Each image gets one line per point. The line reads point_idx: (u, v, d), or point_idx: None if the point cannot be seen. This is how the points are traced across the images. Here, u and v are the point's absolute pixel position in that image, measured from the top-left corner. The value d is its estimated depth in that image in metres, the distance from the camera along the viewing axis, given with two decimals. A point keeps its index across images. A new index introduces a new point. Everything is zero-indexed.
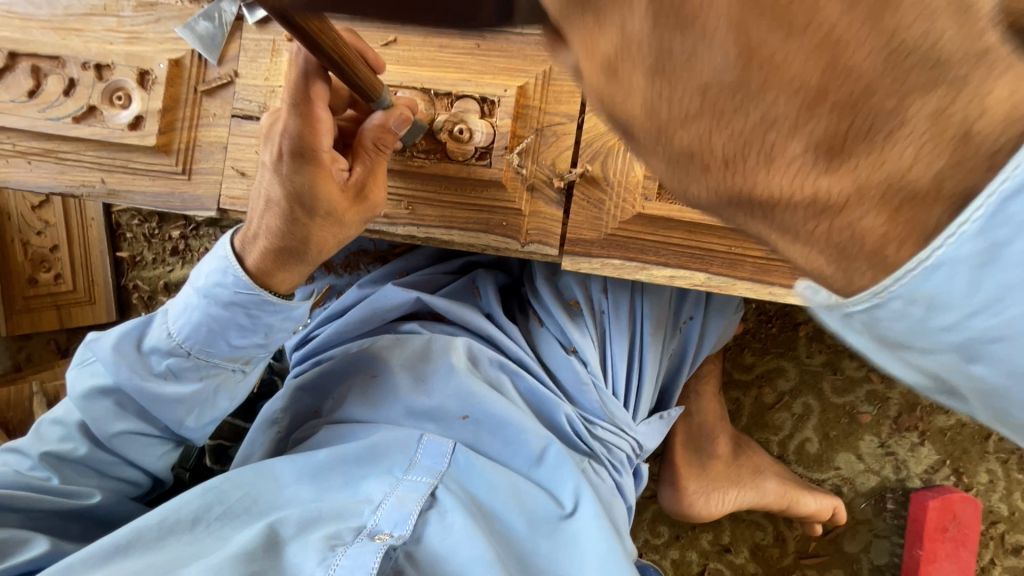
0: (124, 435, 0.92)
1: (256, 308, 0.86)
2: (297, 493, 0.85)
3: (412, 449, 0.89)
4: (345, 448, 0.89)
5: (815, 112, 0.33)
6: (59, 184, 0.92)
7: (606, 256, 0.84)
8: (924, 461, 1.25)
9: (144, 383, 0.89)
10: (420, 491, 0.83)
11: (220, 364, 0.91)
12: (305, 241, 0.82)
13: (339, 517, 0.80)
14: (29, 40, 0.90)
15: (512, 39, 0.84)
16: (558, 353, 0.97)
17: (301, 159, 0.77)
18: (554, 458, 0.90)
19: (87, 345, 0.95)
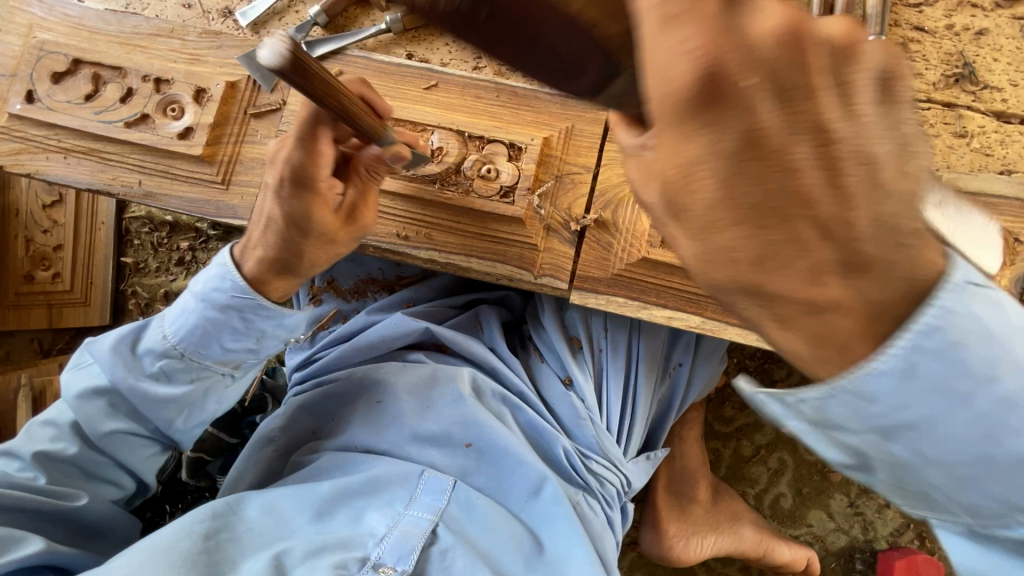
0: (117, 435, 0.97)
1: (250, 313, 0.93)
2: (302, 525, 0.89)
3: (413, 484, 0.93)
4: (346, 481, 0.93)
5: (839, 267, 0.49)
6: (98, 181, 0.96)
7: (611, 295, 0.91)
8: (890, 523, 1.31)
9: (136, 383, 0.94)
10: (422, 527, 0.87)
11: (212, 368, 0.97)
12: (296, 257, 0.88)
13: (344, 547, 0.85)
14: (95, 51, 0.98)
15: (541, 98, 0.95)
16: (558, 387, 1.03)
17: (299, 183, 0.84)
18: (549, 501, 0.94)
19: (84, 344, 0.98)
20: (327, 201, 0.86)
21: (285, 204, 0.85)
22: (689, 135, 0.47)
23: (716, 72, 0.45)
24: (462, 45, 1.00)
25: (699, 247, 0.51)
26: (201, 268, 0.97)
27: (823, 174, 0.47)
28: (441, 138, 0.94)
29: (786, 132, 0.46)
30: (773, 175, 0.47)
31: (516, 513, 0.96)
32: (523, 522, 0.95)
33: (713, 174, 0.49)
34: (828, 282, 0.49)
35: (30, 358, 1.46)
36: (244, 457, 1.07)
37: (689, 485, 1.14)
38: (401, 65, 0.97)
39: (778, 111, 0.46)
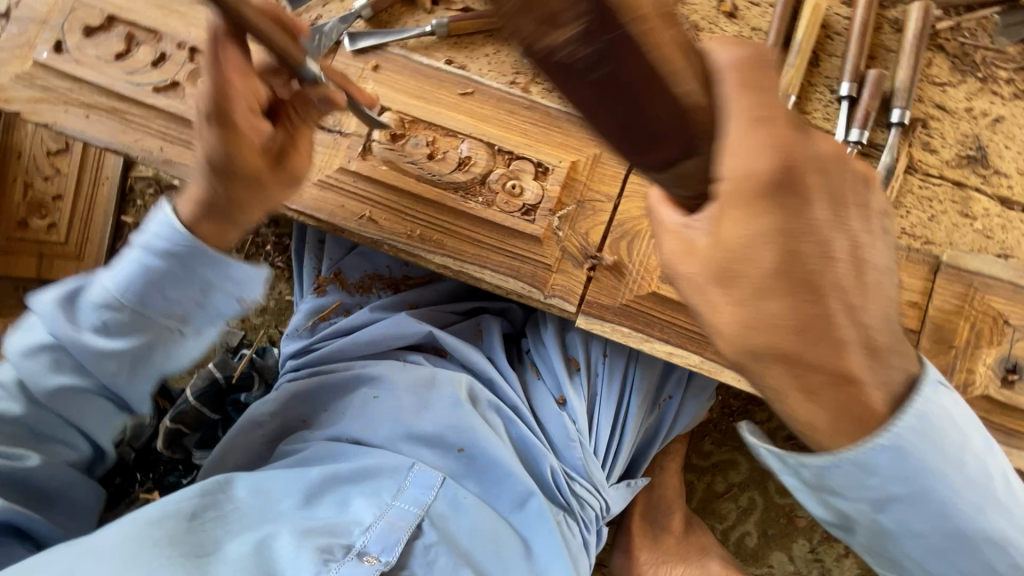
0: (60, 391, 0.92)
1: (192, 259, 0.87)
2: (289, 506, 0.90)
3: (402, 476, 0.95)
4: (336, 468, 0.94)
5: (815, 349, 0.62)
6: (117, 141, 0.94)
7: (616, 323, 0.93)
8: (847, 572, 1.35)
9: (76, 335, 0.89)
10: (408, 521, 0.89)
11: (159, 323, 0.91)
12: (235, 207, 0.85)
13: (330, 533, 0.86)
14: (132, 10, 0.96)
15: (573, 122, 0.97)
16: (551, 405, 1.04)
17: (211, 118, 0.78)
18: (534, 509, 0.97)
19: (32, 301, 0.95)
20: (250, 139, 0.81)
21: (201, 143, 0.81)
22: (755, 219, 0.59)
23: (773, 179, 0.58)
24: (503, 58, 1.00)
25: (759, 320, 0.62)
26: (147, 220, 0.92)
27: (804, 268, 0.61)
28: (471, 148, 0.95)
29: (776, 232, 0.60)
30: (753, 265, 0.60)
31: (502, 516, 0.99)
32: (508, 526, 0.97)
33: (719, 251, 0.61)
34: (789, 340, 0.61)
35: (11, 305, 1.42)
36: (229, 437, 1.07)
37: (664, 515, 1.16)
38: (440, 70, 0.98)
39: (768, 220, 0.59)
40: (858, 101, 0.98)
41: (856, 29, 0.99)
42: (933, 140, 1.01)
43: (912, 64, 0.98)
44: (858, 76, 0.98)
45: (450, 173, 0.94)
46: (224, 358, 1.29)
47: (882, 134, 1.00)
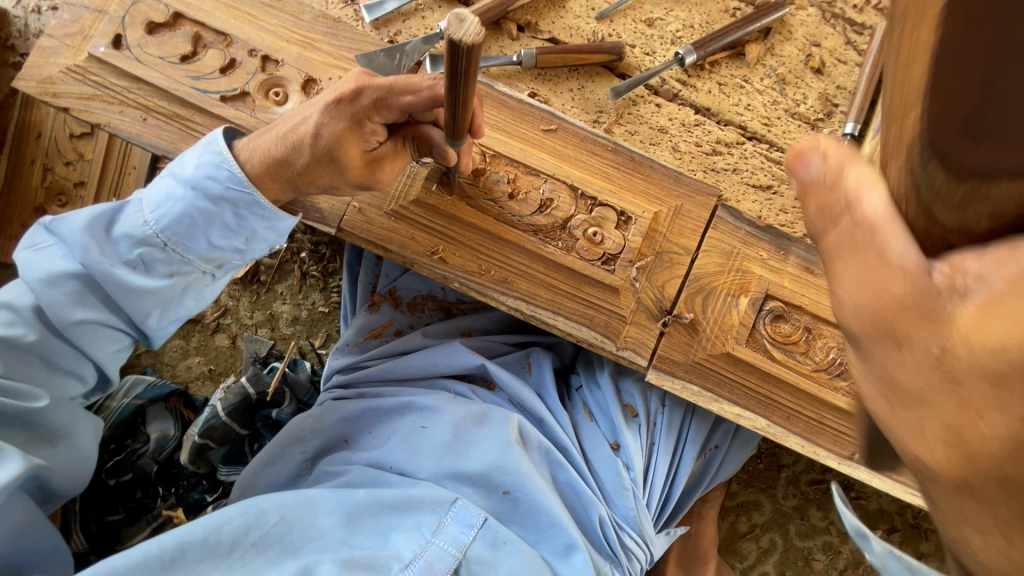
0: (85, 326, 0.85)
1: (245, 209, 0.84)
2: (330, 532, 0.85)
3: (444, 510, 0.90)
4: (381, 493, 0.89)
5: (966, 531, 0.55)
6: (177, 150, 0.88)
7: (687, 380, 0.92)
8: None
9: (109, 269, 0.83)
10: (447, 563, 0.85)
11: (194, 263, 0.86)
12: (298, 174, 0.82)
13: (369, 569, 0.81)
14: (201, 9, 0.89)
15: (656, 169, 0.94)
16: (604, 450, 1.02)
17: (345, 115, 0.80)
18: (579, 558, 0.91)
19: (45, 226, 0.85)
20: (362, 141, 0.82)
21: (316, 124, 0.80)
22: None
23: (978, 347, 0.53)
24: (587, 95, 0.98)
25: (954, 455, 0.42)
26: (181, 150, 0.85)
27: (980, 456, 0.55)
28: (552, 189, 0.92)
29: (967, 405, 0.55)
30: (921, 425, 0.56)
31: (545, 561, 0.93)
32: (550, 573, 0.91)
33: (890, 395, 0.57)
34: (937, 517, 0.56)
35: None
36: (269, 453, 1.01)
37: (700, 561, 1.17)
38: (524, 102, 0.94)
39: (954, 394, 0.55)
40: None
41: None
42: None
43: None
44: None
45: (531, 215, 0.91)
46: (257, 372, 1.22)
47: None
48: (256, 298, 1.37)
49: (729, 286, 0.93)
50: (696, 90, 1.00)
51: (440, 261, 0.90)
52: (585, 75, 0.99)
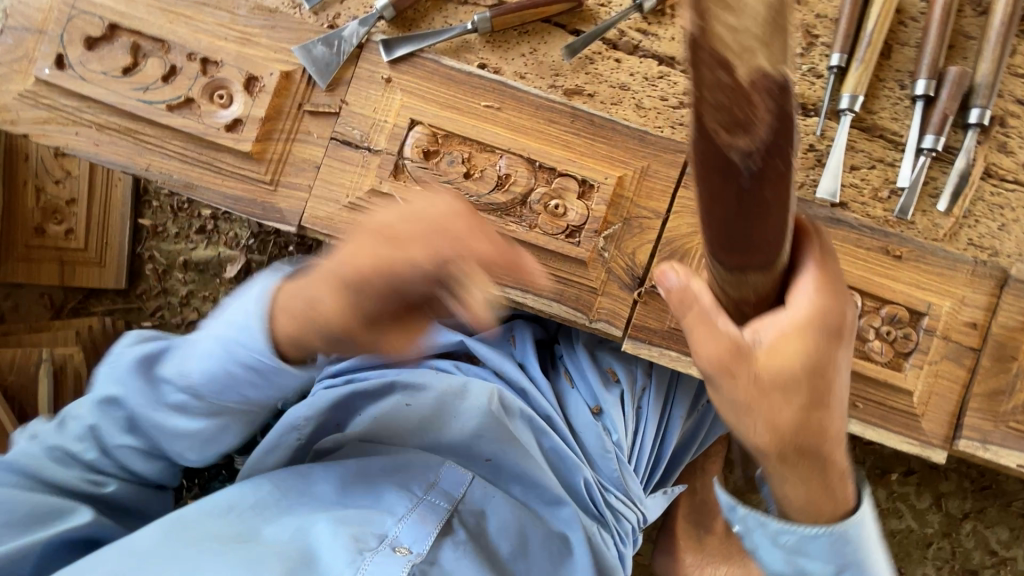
0: (132, 449, 0.86)
1: (271, 372, 0.80)
2: (326, 493, 0.91)
3: (433, 471, 0.95)
4: (370, 463, 0.95)
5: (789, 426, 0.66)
6: (135, 165, 0.89)
7: (664, 347, 0.90)
8: None
9: (154, 414, 0.83)
10: (438, 514, 0.89)
11: (239, 409, 0.84)
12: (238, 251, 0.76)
13: (362, 523, 0.85)
14: (135, 16, 0.88)
15: (618, 130, 0.89)
16: (585, 414, 1.03)
17: None
18: (567, 513, 0.97)
19: (114, 352, 0.87)
20: None
21: None
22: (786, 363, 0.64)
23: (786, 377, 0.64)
24: (540, 58, 0.93)
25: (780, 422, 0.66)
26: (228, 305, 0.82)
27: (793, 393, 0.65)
28: (509, 164, 0.88)
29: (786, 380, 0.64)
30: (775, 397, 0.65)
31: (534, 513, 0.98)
32: (544, 526, 0.96)
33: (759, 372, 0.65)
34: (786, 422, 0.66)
35: (38, 312, 1.38)
36: (270, 442, 1.04)
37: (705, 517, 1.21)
38: (473, 74, 0.90)
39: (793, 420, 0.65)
40: (936, 100, 0.89)
41: (936, 16, 0.89)
42: (1011, 140, 0.93)
43: (997, 58, 0.88)
44: (936, 73, 0.89)
45: (489, 193, 0.88)
46: None
47: (955, 137, 0.92)
48: None
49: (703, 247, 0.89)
50: (659, 38, 0.93)
51: None
52: (536, 36, 0.93)
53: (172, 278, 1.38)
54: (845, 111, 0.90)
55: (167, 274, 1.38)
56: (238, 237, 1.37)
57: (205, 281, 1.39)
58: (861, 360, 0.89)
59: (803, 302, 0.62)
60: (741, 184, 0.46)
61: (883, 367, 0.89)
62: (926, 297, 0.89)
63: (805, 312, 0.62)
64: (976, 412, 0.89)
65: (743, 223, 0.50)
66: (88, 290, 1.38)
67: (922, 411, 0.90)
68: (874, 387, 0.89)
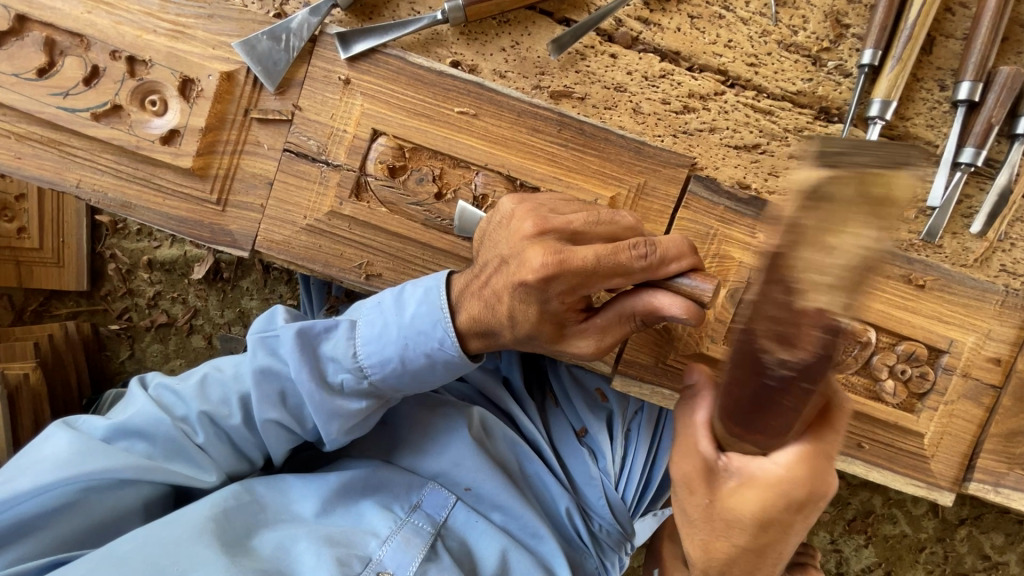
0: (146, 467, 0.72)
1: (323, 397, 0.74)
2: (302, 511, 0.80)
3: (415, 492, 0.85)
4: (354, 475, 0.83)
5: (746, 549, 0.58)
6: (62, 181, 0.79)
7: (657, 384, 0.82)
8: (863, 560, 1.38)
9: (180, 435, 0.74)
10: (424, 538, 0.80)
11: (285, 428, 0.78)
12: None
13: (345, 544, 0.76)
14: (47, 5, 0.75)
15: (612, 140, 0.77)
16: (569, 437, 0.93)
17: None
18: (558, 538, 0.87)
19: (139, 385, 0.79)
20: None
21: None
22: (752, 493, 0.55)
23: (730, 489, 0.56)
24: (523, 53, 0.80)
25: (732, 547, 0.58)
26: (264, 330, 0.77)
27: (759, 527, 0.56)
28: (486, 182, 0.78)
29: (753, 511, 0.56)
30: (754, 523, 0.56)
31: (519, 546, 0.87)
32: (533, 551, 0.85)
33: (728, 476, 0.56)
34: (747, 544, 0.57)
35: None
36: None
37: None
38: (444, 74, 0.77)
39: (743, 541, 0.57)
40: (981, 107, 0.77)
41: (991, 5, 0.75)
42: None
43: None
44: (985, 74, 0.76)
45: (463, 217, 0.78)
46: None
47: (999, 147, 0.80)
48: (222, 296, 1.30)
49: None
50: (661, 29, 0.80)
51: (371, 279, 0.80)
52: (518, 27, 0.80)
53: (138, 279, 1.30)
54: (874, 119, 0.77)
55: (132, 275, 1.29)
56: None
57: (173, 282, 1.30)
58: (871, 400, 0.81)
59: (764, 468, 0.54)
60: (767, 382, 0.46)
61: (894, 407, 0.81)
62: (948, 332, 0.80)
63: (762, 476, 0.54)
64: (992, 454, 0.83)
65: (757, 415, 0.50)
66: (50, 291, 1.30)
67: (932, 453, 0.83)
68: (883, 428, 0.82)
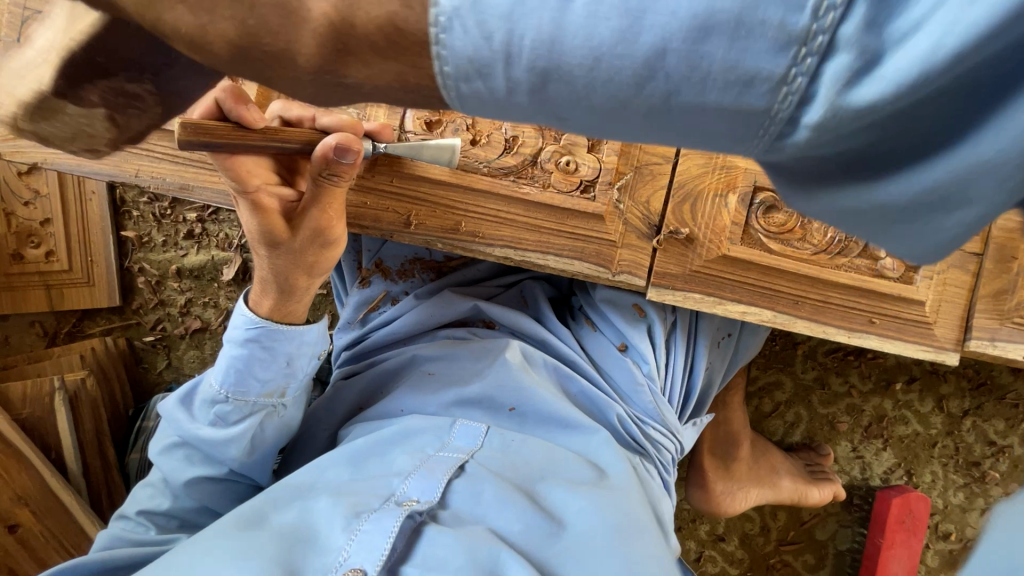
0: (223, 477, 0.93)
1: (265, 355, 0.86)
2: (336, 473, 0.85)
3: (446, 431, 0.90)
4: (381, 433, 0.89)
5: (728, 71, 0.35)
6: (123, 173, 0.85)
7: (688, 290, 0.91)
8: (885, 463, 1.45)
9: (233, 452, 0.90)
10: (450, 465, 0.83)
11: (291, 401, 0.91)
12: (290, 277, 0.84)
13: (370, 488, 0.80)
14: None
15: None
16: (612, 353, 1.02)
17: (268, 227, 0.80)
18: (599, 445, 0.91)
19: (173, 446, 0.93)
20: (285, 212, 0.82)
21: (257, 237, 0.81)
22: None
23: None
24: None
25: (678, 78, 0.36)
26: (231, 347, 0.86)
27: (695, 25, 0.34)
28: (515, 126, 0.87)
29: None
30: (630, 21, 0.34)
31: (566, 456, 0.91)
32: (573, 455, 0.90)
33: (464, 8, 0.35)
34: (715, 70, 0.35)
35: (32, 342, 1.34)
36: (305, 432, 1.06)
37: (733, 448, 1.30)
38: None
39: (726, 70, 0.35)
40: None
41: None
42: None
43: None
44: None
45: (498, 158, 0.87)
46: None
47: None
48: None
49: (715, 186, 0.90)
50: None
51: (417, 227, 0.88)
52: None
53: (168, 289, 1.33)
54: None
55: (162, 286, 1.33)
56: (229, 237, 1.31)
57: (203, 287, 1.34)
58: (874, 277, 0.92)
59: None
60: None
61: (895, 281, 0.92)
62: None
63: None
64: (983, 313, 0.93)
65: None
66: (82, 311, 1.33)
67: (933, 319, 0.94)
68: (888, 303, 0.93)
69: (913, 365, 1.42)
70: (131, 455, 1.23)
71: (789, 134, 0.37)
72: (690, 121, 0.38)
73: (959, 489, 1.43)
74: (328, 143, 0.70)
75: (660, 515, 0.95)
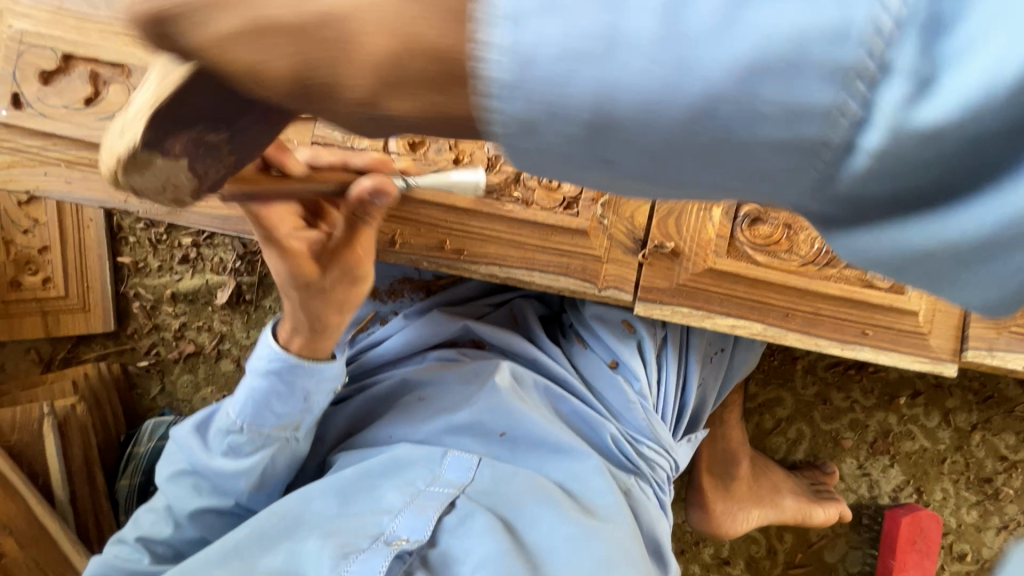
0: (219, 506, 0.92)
1: (284, 388, 0.85)
2: (323, 509, 0.83)
3: (436, 463, 0.88)
4: (369, 464, 0.87)
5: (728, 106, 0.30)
6: (112, 198, 0.86)
7: (675, 305, 0.90)
8: (892, 481, 1.41)
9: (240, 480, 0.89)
10: (439, 500, 0.82)
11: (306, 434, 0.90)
12: (321, 315, 0.84)
13: (358, 528, 0.78)
14: (88, 43, 0.84)
15: None
16: (602, 370, 1.01)
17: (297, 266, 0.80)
18: (589, 474, 0.90)
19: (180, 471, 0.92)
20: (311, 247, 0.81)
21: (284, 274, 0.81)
22: None
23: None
24: None
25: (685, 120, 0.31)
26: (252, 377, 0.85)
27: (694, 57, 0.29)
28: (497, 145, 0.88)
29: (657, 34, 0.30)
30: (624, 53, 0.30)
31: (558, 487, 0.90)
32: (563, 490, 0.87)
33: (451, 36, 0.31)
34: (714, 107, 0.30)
35: (27, 368, 1.35)
36: None
37: (732, 467, 1.27)
38: None
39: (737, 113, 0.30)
40: None
41: None
42: None
43: None
44: None
45: None
46: None
47: None
48: (247, 318, 1.34)
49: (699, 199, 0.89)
50: None
51: (402, 246, 0.89)
52: None
53: (162, 314, 1.34)
54: None
55: (156, 311, 1.34)
56: (223, 260, 1.32)
57: (197, 311, 1.34)
58: (865, 288, 0.91)
59: None
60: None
61: (887, 291, 0.91)
62: None
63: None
64: (979, 322, 0.92)
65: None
66: (77, 337, 1.34)
67: (928, 329, 0.92)
68: (880, 313, 0.91)
69: (917, 379, 1.39)
70: (120, 481, 1.22)
71: (835, 149, 0.30)
72: (675, 153, 0.32)
73: (972, 507, 1.38)
74: (361, 186, 0.65)
75: (654, 540, 0.93)
